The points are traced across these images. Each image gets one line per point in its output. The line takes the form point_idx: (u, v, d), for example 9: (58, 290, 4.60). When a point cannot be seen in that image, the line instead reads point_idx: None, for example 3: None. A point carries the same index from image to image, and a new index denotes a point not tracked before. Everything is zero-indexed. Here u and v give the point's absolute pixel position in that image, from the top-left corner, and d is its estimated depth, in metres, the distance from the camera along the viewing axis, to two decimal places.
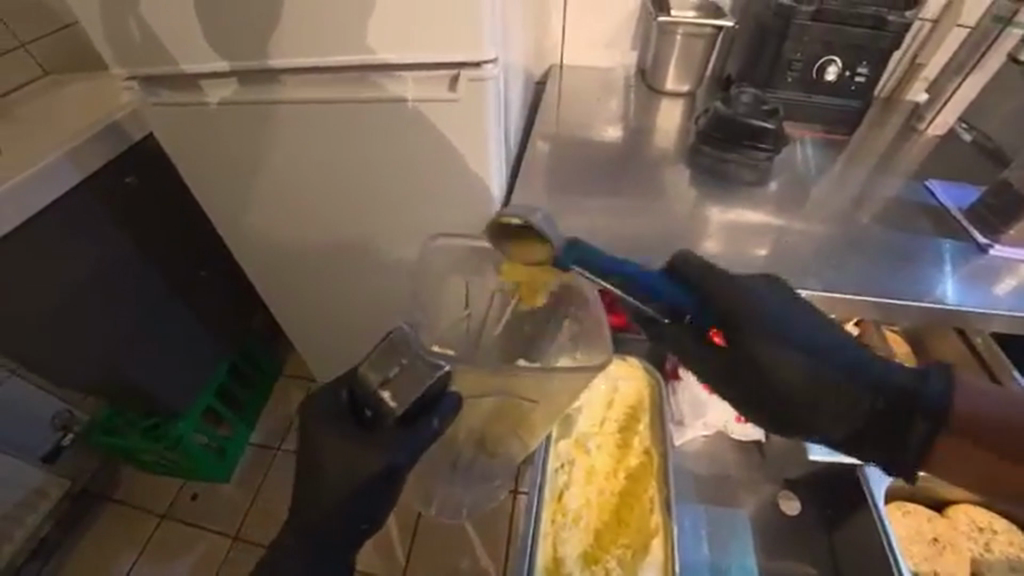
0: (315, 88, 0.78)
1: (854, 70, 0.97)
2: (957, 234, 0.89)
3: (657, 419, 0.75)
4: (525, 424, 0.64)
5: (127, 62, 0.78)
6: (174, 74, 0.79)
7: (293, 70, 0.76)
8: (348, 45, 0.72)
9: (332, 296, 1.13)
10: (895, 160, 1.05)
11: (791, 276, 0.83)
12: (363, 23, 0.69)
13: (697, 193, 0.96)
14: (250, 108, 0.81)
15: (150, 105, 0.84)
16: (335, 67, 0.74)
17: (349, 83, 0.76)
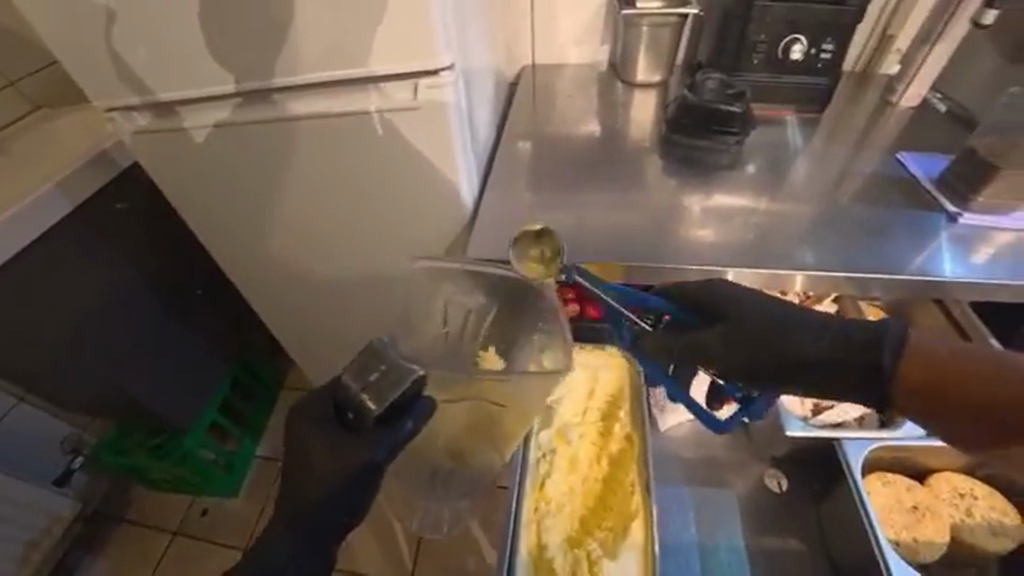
0: (309, 105, 0.79)
1: (820, 47, 0.98)
2: (929, 205, 0.89)
3: (638, 407, 0.76)
4: (495, 432, 0.65)
5: (106, 93, 0.81)
6: (153, 102, 0.82)
7: (292, 90, 0.78)
8: (310, 63, 0.74)
9: (322, 308, 1.15)
10: (868, 135, 1.06)
11: (766, 257, 0.83)
12: (322, 39, 0.71)
13: (671, 181, 0.97)
14: (257, 126, 0.82)
15: (133, 133, 0.86)
16: (300, 85, 0.77)
17: (335, 95, 0.78)
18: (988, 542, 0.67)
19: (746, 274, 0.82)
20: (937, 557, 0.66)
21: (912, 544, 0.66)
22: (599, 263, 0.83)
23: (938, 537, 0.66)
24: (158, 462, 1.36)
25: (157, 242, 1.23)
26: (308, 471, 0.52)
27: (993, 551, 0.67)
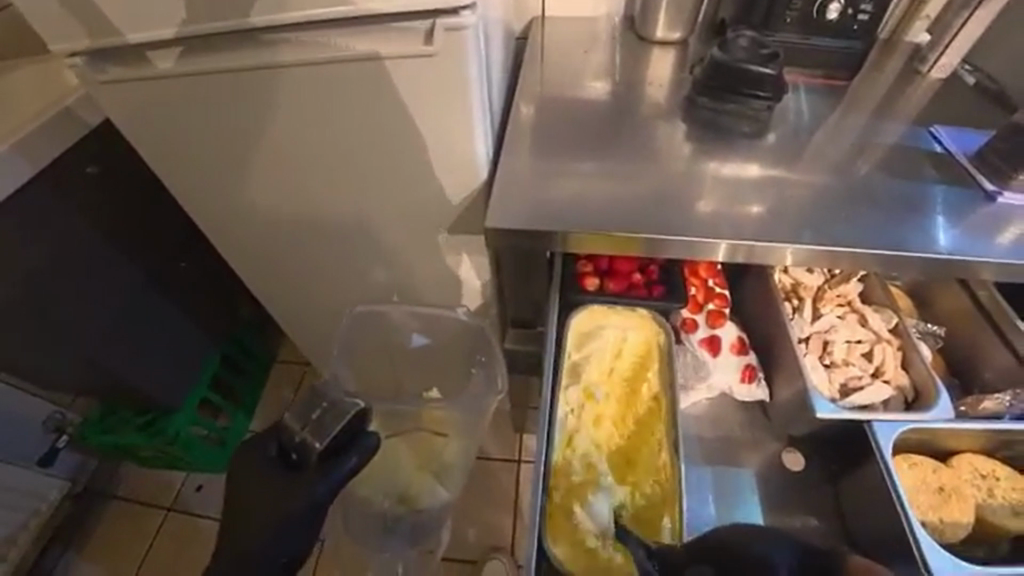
0: (296, 49, 0.70)
1: (857, 7, 0.94)
2: (963, 181, 0.86)
3: (667, 367, 0.76)
4: (444, 478, 0.80)
5: (69, 32, 0.71)
6: (122, 45, 0.72)
7: (264, 32, 0.70)
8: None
9: (313, 281, 1.07)
10: (898, 104, 1.01)
11: (796, 230, 0.79)
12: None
13: (692, 148, 0.91)
14: (224, 77, 0.74)
15: (98, 83, 0.77)
16: (285, 26, 0.68)
17: (320, 39, 0.69)
18: (1006, 521, 0.67)
19: (772, 249, 0.78)
20: (961, 536, 0.66)
21: (937, 524, 0.66)
22: (618, 235, 0.78)
23: (962, 517, 0.66)
24: (147, 440, 1.30)
25: (135, 210, 1.14)
26: (241, 516, 0.52)
27: (1010, 530, 0.67)
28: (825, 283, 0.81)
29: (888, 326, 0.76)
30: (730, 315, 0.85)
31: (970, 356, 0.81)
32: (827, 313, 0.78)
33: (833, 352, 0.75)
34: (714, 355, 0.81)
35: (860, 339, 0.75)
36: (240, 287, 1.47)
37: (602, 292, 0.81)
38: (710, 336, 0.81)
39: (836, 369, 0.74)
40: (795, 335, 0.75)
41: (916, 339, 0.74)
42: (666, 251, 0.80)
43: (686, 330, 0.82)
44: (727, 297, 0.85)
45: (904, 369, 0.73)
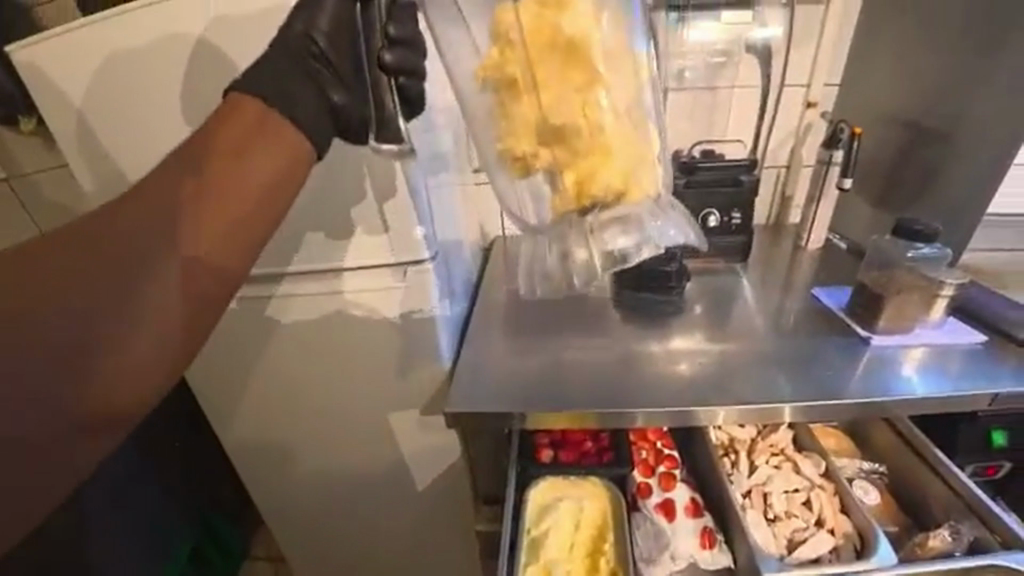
0: (309, 291, 0.88)
1: (730, 216, 1.21)
2: (844, 331, 0.98)
3: (622, 537, 0.79)
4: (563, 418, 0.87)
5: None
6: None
7: (299, 278, 0.88)
8: (320, 253, 0.86)
9: (287, 485, 1.08)
10: (794, 272, 1.23)
11: (729, 391, 0.89)
12: (335, 245, 0.85)
13: (624, 324, 1.11)
14: (252, 316, 0.91)
15: None
16: (300, 275, 0.87)
17: (322, 291, 0.89)
18: None
19: (717, 412, 0.86)
20: None
21: None
22: (572, 411, 0.88)
23: None
24: None
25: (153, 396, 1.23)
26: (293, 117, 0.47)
27: None
28: (758, 435, 0.89)
29: (820, 472, 0.82)
30: (683, 475, 0.91)
31: (912, 495, 0.83)
32: (761, 465, 0.84)
33: (774, 505, 0.79)
34: (671, 520, 0.84)
35: (797, 488, 0.80)
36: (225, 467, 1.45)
37: (555, 463, 0.89)
38: (664, 500, 0.86)
39: (780, 522, 0.77)
40: (734, 491, 0.81)
41: (846, 483, 0.78)
42: (608, 425, 0.89)
43: (640, 495, 0.87)
44: (676, 458, 0.93)
45: (845, 514, 0.76)
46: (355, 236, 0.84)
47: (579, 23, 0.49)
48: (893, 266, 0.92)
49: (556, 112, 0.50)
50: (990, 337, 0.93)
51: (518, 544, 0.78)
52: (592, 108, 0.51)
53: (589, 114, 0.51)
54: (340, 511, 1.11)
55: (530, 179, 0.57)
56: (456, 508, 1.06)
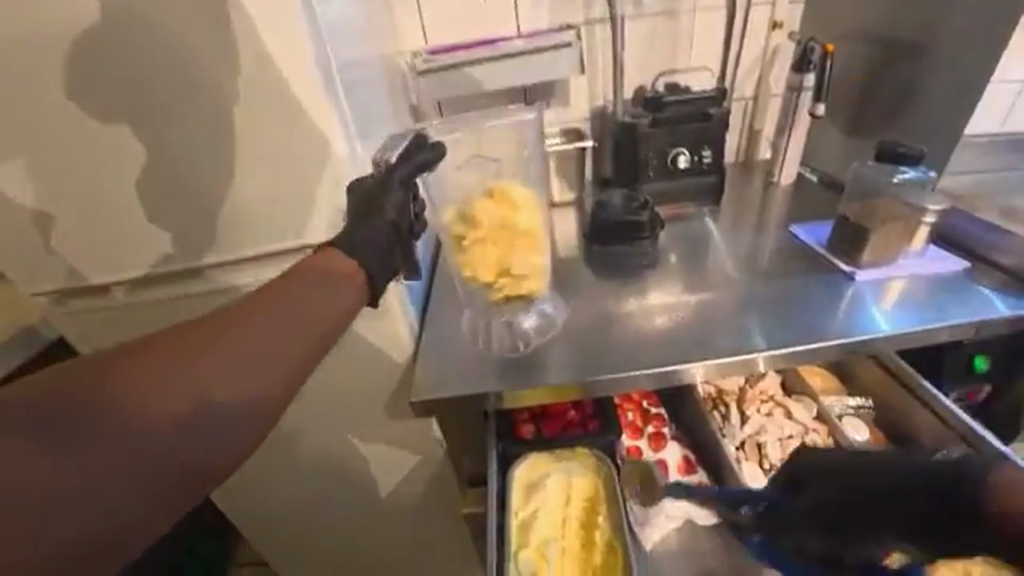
0: (267, 269, 0.76)
1: (701, 154, 1.14)
2: (826, 268, 0.94)
3: (616, 506, 0.72)
4: (546, 384, 0.81)
5: (75, 259, 0.72)
6: (92, 285, 0.74)
7: (252, 257, 0.74)
8: (272, 228, 0.72)
9: (243, 501, 0.97)
10: (768, 212, 1.18)
11: (714, 343, 0.84)
12: (286, 215, 0.72)
13: (599, 283, 1.02)
14: (204, 301, 0.78)
15: (122, 305, 0.77)
16: (249, 258, 0.74)
17: (267, 264, 0.75)
18: None
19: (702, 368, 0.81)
20: None
21: None
22: (554, 384, 0.80)
23: None
24: None
25: None
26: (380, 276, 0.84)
27: None
28: (746, 383, 0.86)
29: (812, 415, 0.79)
30: (673, 432, 0.87)
31: (902, 425, 0.81)
32: (753, 415, 0.81)
33: (770, 454, 0.77)
34: (665, 480, 0.80)
35: (790, 434, 0.78)
36: None
37: (539, 438, 0.82)
38: (656, 461, 0.82)
39: (777, 471, 0.75)
40: (727, 443, 0.78)
41: (839, 422, 0.77)
42: (593, 390, 0.82)
43: (632, 459, 0.83)
44: (664, 417, 0.88)
45: (840, 453, 0.75)
46: (288, 204, 0.71)
47: (504, 224, 0.76)
48: (872, 195, 0.88)
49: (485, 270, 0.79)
50: (970, 262, 0.91)
51: (508, 528, 0.71)
52: (508, 273, 0.80)
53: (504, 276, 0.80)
54: (310, 519, 1.00)
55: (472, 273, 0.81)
56: (442, 498, 0.99)
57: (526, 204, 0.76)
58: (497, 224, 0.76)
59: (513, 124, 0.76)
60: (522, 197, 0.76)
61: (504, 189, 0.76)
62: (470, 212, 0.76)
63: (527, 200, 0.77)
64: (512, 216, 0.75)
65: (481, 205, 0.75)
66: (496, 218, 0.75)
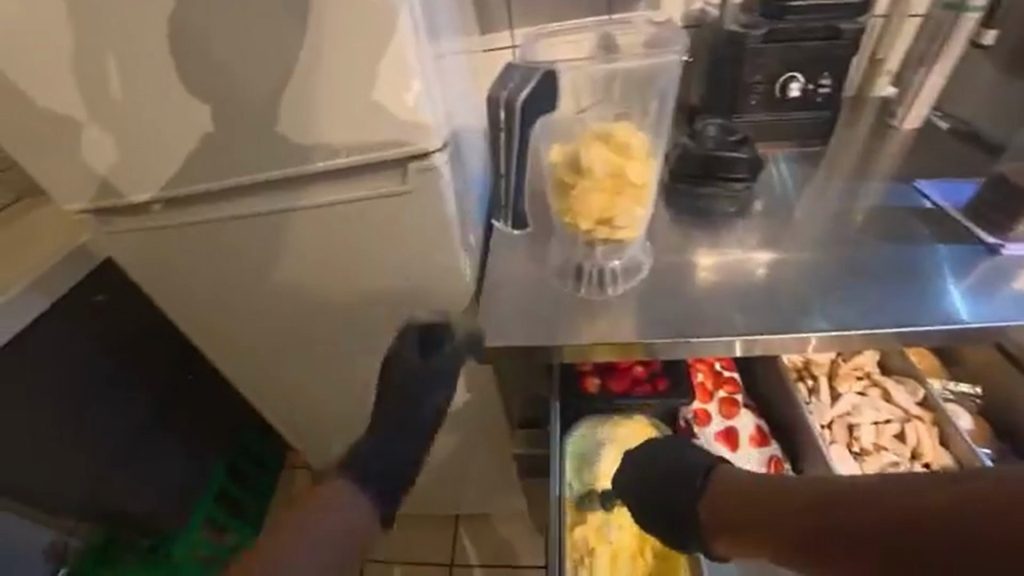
0: (327, 192, 0.71)
1: (818, 82, 0.94)
2: (961, 236, 0.85)
3: None
4: (620, 342, 0.73)
5: (114, 165, 0.67)
6: (132, 202, 0.71)
7: (309, 177, 0.69)
8: (324, 141, 0.65)
9: (304, 405, 1.02)
10: (878, 158, 1.02)
11: (796, 318, 0.75)
12: (344, 125, 0.64)
13: (677, 234, 0.88)
14: (257, 220, 0.73)
15: (173, 225, 0.74)
16: (306, 176, 0.69)
17: (327, 184, 0.70)
18: None
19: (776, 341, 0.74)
20: None
21: None
22: (620, 340, 0.73)
23: None
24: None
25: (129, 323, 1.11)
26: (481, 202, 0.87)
27: None
28: (838, 358, 0.78)
29: (915, 401, 0.73)
30: (745, 400, 0.80)
31: (1007, 412, 0.78)
32: (845, 393, 0.75)
33: (862, 438, 0.72)
34: (733, 450, 0.75)
35: (888, 419, 0.72)
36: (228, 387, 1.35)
37: (604, 393, 0.76)
38: (726, 429, 0.76)
39: (869, 457, 0.70)
40: (817, 423, 0.71)
41: (947, 412, 0.70)
42: (672, 350, 0.74)
43: (698, 424, 0.77)
44: (737, 382, 0.81)
45: (943, 445, 0.69)
46: (351, 114, 0.63)
47: (617, 175, 0.69)
48: None
49: (586, 217, 0.71)
50: None
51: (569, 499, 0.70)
52: (609, 227, 0.72)
53: (604, 226, 0.72)
54: (370, 433, 1.06)
55: (572, 223, 0.73)
56: (491, 423, 1.02)
57: (642, 156, 0.70)
58: (608, 174, 0.69)
59: (645, 67, 0.71)
60: (639, 147, 0.70)
61: (621, 139, 0.69)
62: (580, 158, 0.69)
63: (643, 153, 0.70)
64: (625, 164, 0.68)
65: (594, 151, 0.69)
66: (608, 168, 0.68)
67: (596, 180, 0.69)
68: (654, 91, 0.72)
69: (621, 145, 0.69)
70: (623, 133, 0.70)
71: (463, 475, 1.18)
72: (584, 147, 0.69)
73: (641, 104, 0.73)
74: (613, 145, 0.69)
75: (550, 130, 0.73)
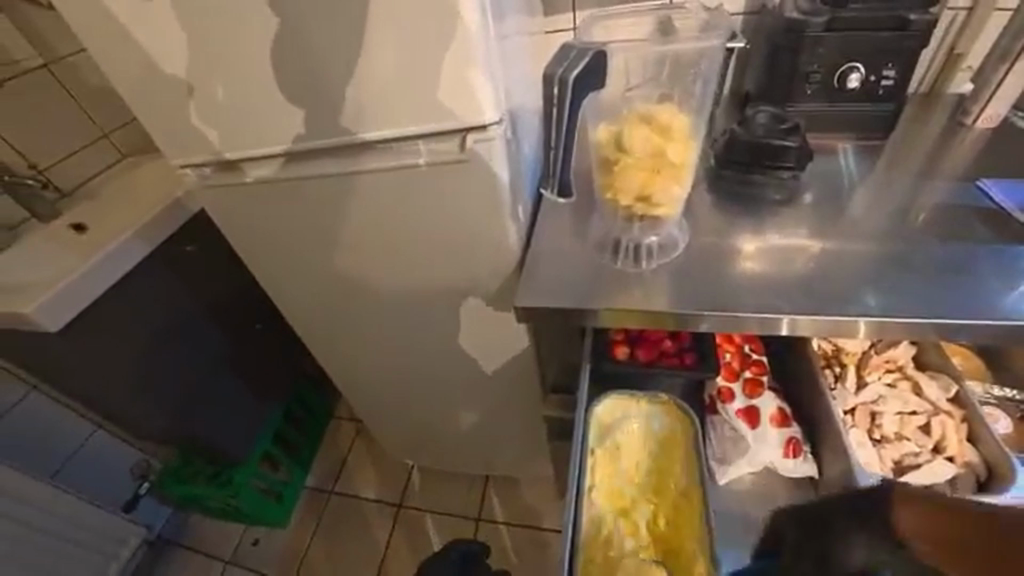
0: (391, 158, 0.78)
1: (880, 73, 0.91)
2: (1022, 239, 0.82)
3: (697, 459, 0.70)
4: (652, 317, 0.77)
5: (209, 127, 0.76)
6: (224, 161, 0.81)
7: (376, 146, 0.77)
8: (390, 112, 0.72)
9: (357, 357, 1.13)
10: (944, 158, 0.98)
11: (830, 303, 0.76)
12: (409, 97, 0.70)
13: (720, 220, 0.90)
14: (328, 180, 0.81)
15: (256, 183, 0.84)
16: (371, 142, 0.76)
17: (392, 150, 0.77)
18: None
19: (811, 321, 0.75)
20: None
21: None
22: (651, 312, 0.77)
23: None
24: (216, 492, 1.35)
25: (211, 272, 1.26)
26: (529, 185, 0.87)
27: None
28: (871, 349, 0.79)
29: (947, 397, 0.73)
30: (770, 383, 0.83)
31: None
32: (872, 382, 0.77)
33: (884, 426, 0.74)
34: (754, 427, 0.78)
35: (914, 411, 0.73)
36: (287, 338, 1.50)
37: (632, 362, 0.81)
38: (748, 407, 0.79)
39: (889, 445, 0.72)
40: (840, 408, 0.74)
41: (979, 410, 0.70)
42: (700, 326, 0.78)
43: (721, 400, 0.80)
44: (765, 364, 0.84)
45: (970, 442, 0.70)
46: (414, 87, 0.69)
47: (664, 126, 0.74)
48: None
49: (628, 193, 0.76)
50: None
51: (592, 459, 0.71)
52: (648, 203, 0.77)
53: (645, 202, 0.77)
54: (418, 389, 1.17)
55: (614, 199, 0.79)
56: (526, 388, 1.10)
57: (682, 138, 0.74)
58: (649, 153, 0.74)
59: (692, 50, 0.74)
60: (680, 129, 0.74)
61: (664, 121, 0.74)
62: (623, 138, 0.74)
63: (683, 135, 0.75)
64: (666, 145, 0.73)
65: (637, 131, 0.73)
66: (648, 148, 0.73)
67: (637, 157, 0.74)
68: (696, 74, 0.76)
69: (665, 127, 0.74)
70: (667, 116, 0.74)
71: (496, 436, 1.27)
72: (630, 128, 0.74)
73: (686, 90, 0.77)
74: (657, 127, 0.74)
75: (596, 109, 0.78)
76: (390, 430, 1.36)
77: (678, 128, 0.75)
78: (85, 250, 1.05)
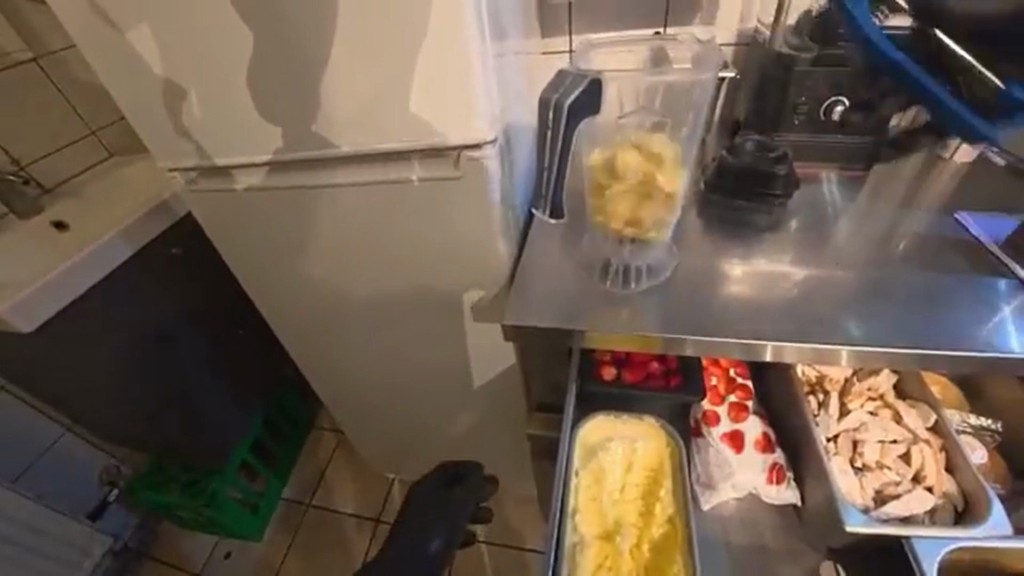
0: (383, 171, 0.78)
1: (865, 108, 0.94)
2: (999, 271, 0.85)
3: (680, 485, 0.70)
4: (640, 339, 0.77)
5: (202, 132, 0.75)
6: (212, 166, 0.80)
7: (369, 158, 0.76)
8: (384, 126, 0.72)
9: (341, 366, 1.12)
10: (924, 189, 1.01)
11: (813, 329, 0.78)
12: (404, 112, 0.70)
13: (707, 242, 0.91)
14: (319, 190, 0.81)
15: (245, 190, 0.83)
16: (364, 154, 0.75)
17: (385, 163, 0.77)
18: None
19: (795, 348, 0.76)
20: None
21: None
22: (639, 334, 0.77)
23: None
24: (188, 501, 1.31)
25: (194, 276, 1.23)
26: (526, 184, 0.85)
27: None
28: (854, 376, 0.81)
29: (926, 426, 0.75)
30: (755, 408, 0.83)
31: None
32: (854, 410, 0.78)
33: (865, 454, 0.74)
34: (738, 451, 0.78)
35: (894, 440, 0.74)
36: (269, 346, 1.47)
37: (619, 383, 0.81)
38: (733, 431, 0.79)
39: (870, 473, 0.73)
40: (823, 436, 0.75)
41: (958, 442, 0.71)
42: (687, 349, 0.78)
43: (706, 423, 0.81)
44: (749, 389, 0.84)
45: (949, 472, 0.71)
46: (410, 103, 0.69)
47: None
48: None
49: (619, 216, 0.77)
50: None
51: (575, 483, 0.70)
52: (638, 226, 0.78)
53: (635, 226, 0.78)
54: (400, 399, 1.16)
55: (605, 222, 0.80)
56: (511, 404, 1.09)
57: (672, 164, 0.75)
58: (639, 179, 0.75)
59: (686, 81, 0.76)
60: (670, 159, 0.75)
61: (655, 149, 0.75)
62: (615, 162, 0.75)
63: (674, 164, 0.76)
64: (656, 172, 0.74)
65: (629, 157, 0.74)
66: (639, 173, 0.74)
67: (627, 183, 0.75)
68: (690, 103, 0.78)
69: (655, 156, 0.75)
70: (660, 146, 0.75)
71: (480, 451, 1.25)
72: (623, 154, 0.75)
73: (682, 118, 0.79)
74: (648, 154, 0.75)
75: (590, 136, 0.80)
76: (372, 441, 1.34)
77: (671, 156, 0.76)
78: (66, 249, 1.03)
